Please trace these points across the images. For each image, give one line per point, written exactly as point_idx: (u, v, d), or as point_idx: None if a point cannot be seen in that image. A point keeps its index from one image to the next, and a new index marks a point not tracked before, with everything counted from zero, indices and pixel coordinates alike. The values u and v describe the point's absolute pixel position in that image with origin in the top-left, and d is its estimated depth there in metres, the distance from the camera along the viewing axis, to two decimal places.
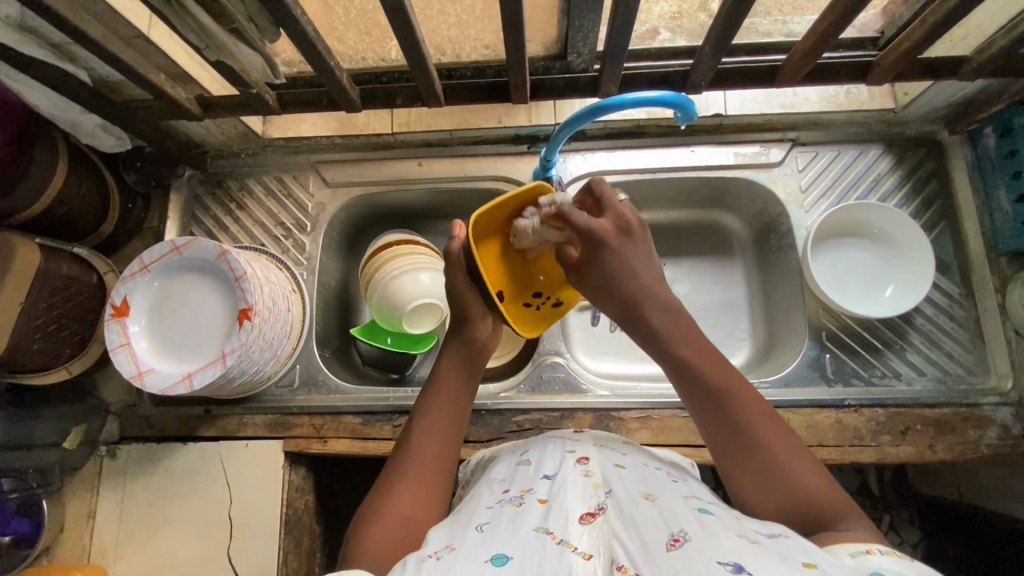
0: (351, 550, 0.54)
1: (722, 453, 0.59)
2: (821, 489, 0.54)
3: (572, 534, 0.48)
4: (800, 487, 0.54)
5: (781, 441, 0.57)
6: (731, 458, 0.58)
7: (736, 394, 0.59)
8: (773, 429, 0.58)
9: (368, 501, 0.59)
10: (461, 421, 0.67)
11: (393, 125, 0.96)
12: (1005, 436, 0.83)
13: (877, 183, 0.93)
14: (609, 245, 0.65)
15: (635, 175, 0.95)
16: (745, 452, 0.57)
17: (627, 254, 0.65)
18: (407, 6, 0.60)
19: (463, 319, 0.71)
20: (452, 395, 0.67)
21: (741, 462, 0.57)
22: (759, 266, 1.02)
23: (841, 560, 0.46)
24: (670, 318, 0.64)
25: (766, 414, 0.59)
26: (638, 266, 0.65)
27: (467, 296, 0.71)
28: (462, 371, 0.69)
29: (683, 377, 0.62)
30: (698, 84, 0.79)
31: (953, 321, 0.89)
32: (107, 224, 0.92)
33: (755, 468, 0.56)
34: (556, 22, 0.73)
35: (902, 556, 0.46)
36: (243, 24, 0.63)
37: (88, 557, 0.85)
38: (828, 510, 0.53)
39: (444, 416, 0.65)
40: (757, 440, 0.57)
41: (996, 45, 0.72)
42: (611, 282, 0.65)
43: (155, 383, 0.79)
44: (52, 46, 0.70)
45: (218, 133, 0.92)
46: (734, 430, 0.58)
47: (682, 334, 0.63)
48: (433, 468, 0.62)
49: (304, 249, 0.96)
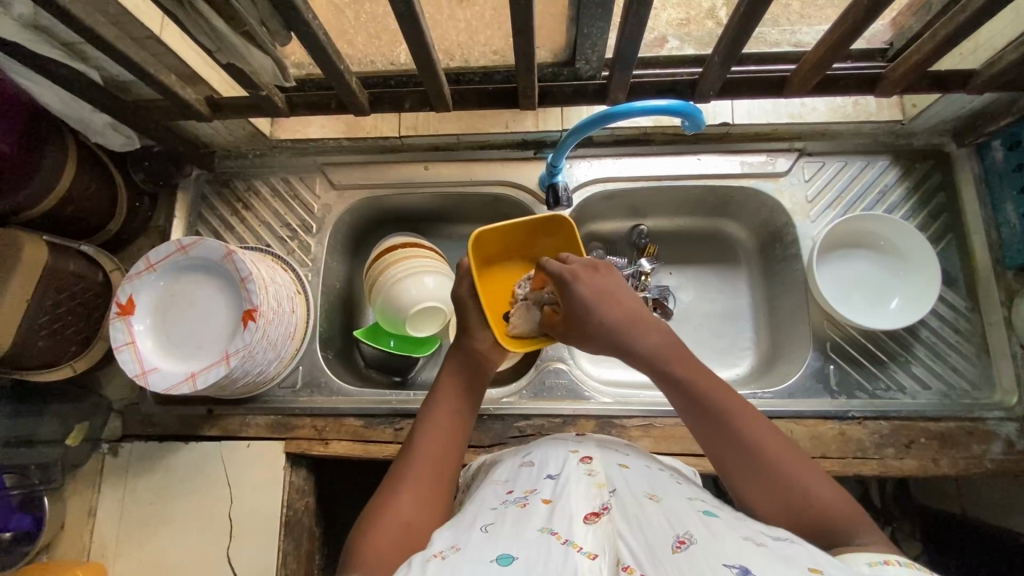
0: (352, 555, 0.54)
1: (730, 475, 0.58)
2: (833, 498, 0.54)
3: (577, 534, 0.48)
4: (813, 500, 0.54)
5: (785, 452, 0.57)
6: (742, 479, 0.57)
7: (738, 414, 0.59)
8: (778, 439, 0.58)
9: (371, 504, 0.59)
10: (464, 431, 0.68)
11: (400, 128, 0.96)
12: (1009, 451, 0.82)
13: (885, 194, 0.93)
14: (586, 285, 0.66)
15: (640, 182, 0.95)
16: (756, 473, 0.56)
17: (608, 289, 0.66)
18: (417, 12, 0.60)
19: (464, 328, 0.73)
20: (454, 405, 0.69)
21: (754, 484, 0.56)
22: (764, 276, 1.02)
23: (860, 569, 0.46)
24: (661, 340, 0.64)
25: (766, 428, 0.59)
26: (618, 293, 0.66)
27: (468, 303, 0.74)
28: (463, 383, 0.71)
29: (682, 401, 0.61)
30: (705, 93, 0.78)
31: (958, 335, 0.88)
32: (113, 223, 0.92)
33: (768, 489, 0.56)
34: (565, 30, 0.73)
35: (919, 567, 0.46)
36: (255, 27, 0.63)
37: (88, 555, 0.85)
38: (841, 521, 0.53)
39: (447, 426, 0.67)
40: (764, 457, 0.57)
41: (1006, 59, 0.71)
42: (599, 306, 0.65)
43: (159, 382, 0.79)
44: (63, 45, 0.70)
45: (226, 134, 0.93)
46: (738, 451, 0.58)
47: (675, 350, 0.63)
48: (436, 474, 0.62)
49: (309, 251, 0.96)
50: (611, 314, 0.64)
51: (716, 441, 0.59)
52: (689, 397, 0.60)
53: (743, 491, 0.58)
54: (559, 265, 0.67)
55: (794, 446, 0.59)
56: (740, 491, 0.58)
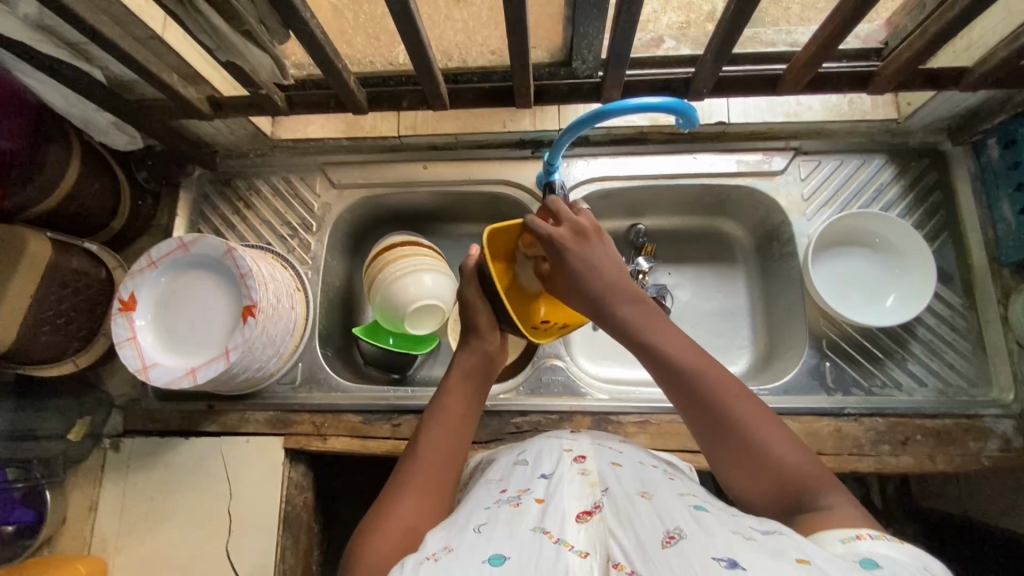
0: (354, 561, 0.54)
1: (702, 439, 0.59)
2: (800, 461, 0.55)
3: (569, 532, 0.48)
4: (778, 464, 0.55)
5: (761, 424, 0.57)
6: (714, 443, 0.58)
7: (714, 385, 0.59)
8: (750, 404, 0.58)
9: (374, 507, 0.59)
10: (467, 436, 0.68)
11: (400, 128, 0.98)
12: (1005, 448, 0.82)
13: (881, 193, 0.93)
14: (571, 250, 0.65)
15: (637, 180, 0.96)
16: (728, 440, 0.57)
17: (592, 255, 0.66)
18: (413, 11, 0.61)
19: (471, 328, 0.74)
20: (460, 409, 0.69)
21: (724, 449, 0.57)
22: (761, 274, 1.02)
23: (832, 548, 0.46)
24: (639, 310, 0.64)
25: (739, 395, 0.59)
26: (603, 262, 0.66)
27: (476, 303, 0.74)
28: (470, 385, 0.71)
29: (655, 365, 0.61)
30: (699, 91, 0.79)
31: (954, 332, 0.89)
32: (117, 221, 0.93)
33: (735, 452, 0.57)
34: (561, 30, 0.74)
35: (892, 539, 0.47)
36: (254, 26, 0.65)
37: (89, 549, 0.86)
38: (806, 484, 0.53)
39: (451, 430, 0.67)
40: (738, 427, 0.57)
41: (997, 57, 0.72)
42: (581, 276, 0.65)
43: (159, 376, 0.80)
44: (68, 45, 0.71)
45: (229, 134, 0.94)
46: (710, 419, 0.58)
47: (651, 320, 0.63)
48: (439, 478, 0.63)
49: (309, 249, 0.97)
50: (591, 282, 0.65)
51: (689, 409, 0.59)
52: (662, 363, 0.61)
53: (712, 453, 0.59)
54: (547, 229, 0.66)
55: (769, 411, 0.59)
56: (715, 459, 0.59)
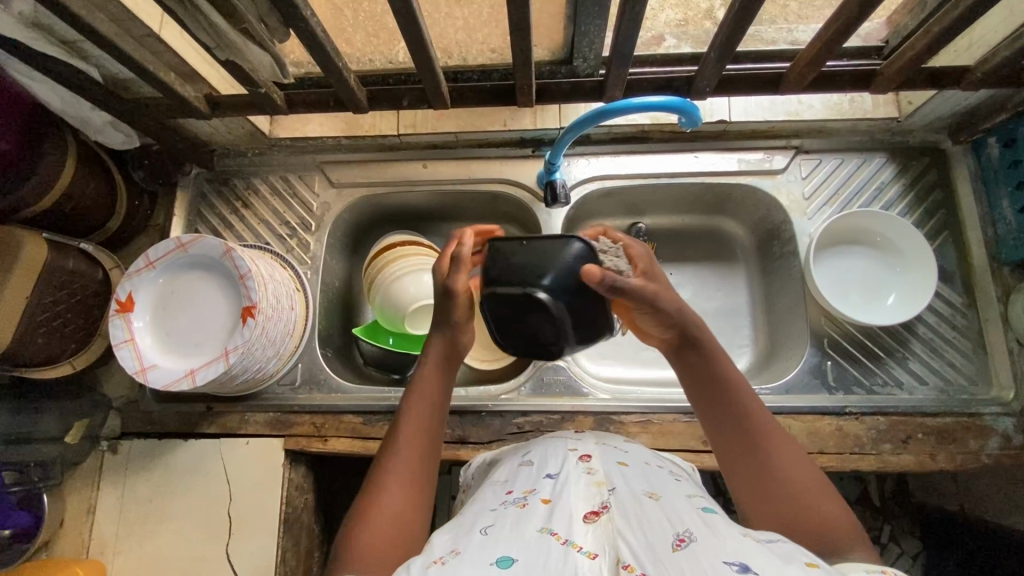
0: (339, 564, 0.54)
1: (732, 470, 0.60)
2: (833, 514, 0.55)
3: (576, 534, 0.47)
4: (811, 510, 0.55)
5: (800, 473, 0.57)
6: (743, 476, 0.59)
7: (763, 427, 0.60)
8: (791, 454, 0.59)
9: (354, 512, 0.57)
10: (439, 420, 0.65)
11: (399, 127, 0.97)
12: (1006, 446, 0.83)
13: (881, 191, 0.93)
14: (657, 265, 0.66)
15: (638, 178, 0.96)
16: (764, 477, 0.58)
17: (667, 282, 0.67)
18: (415, 9, 0.61)
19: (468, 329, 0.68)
20: (435, 394, 0.65)
21: (754, 485, 0.58)
22: (761, 273, 1.02)
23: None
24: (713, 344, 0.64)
25: (783, 439, 0.60)
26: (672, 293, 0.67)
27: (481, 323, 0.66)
28: (443, 369, 0.66)
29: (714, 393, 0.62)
30: (703, 90, 0.78)
31: (954, 331, 0.89)
32: (112, 222, 0.92)
33: (765, 489, 0.57)
34: (563, 28, 0.73)
35: None
36: (253, 24, 0.64)
37: (87, 552, 0.86)
38: (834, 534, 0.54)
39: (426, 416, 0.64)
40: (777, 469, 0.58)
41: (999, 56, 0.72)
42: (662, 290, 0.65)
43: (157, 379, 0.79)
44: (63, 43, 0.70)
45: (226, 132, 0.93)
46: (753, 456, 0.59)
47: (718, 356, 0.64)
48: (418, 464, 0.61)
49: (308, 249, 0.97)
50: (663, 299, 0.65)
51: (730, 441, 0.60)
52: (713, 394, 0.62)
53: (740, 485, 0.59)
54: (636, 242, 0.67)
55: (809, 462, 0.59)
56: (741, 493, 0.59)
